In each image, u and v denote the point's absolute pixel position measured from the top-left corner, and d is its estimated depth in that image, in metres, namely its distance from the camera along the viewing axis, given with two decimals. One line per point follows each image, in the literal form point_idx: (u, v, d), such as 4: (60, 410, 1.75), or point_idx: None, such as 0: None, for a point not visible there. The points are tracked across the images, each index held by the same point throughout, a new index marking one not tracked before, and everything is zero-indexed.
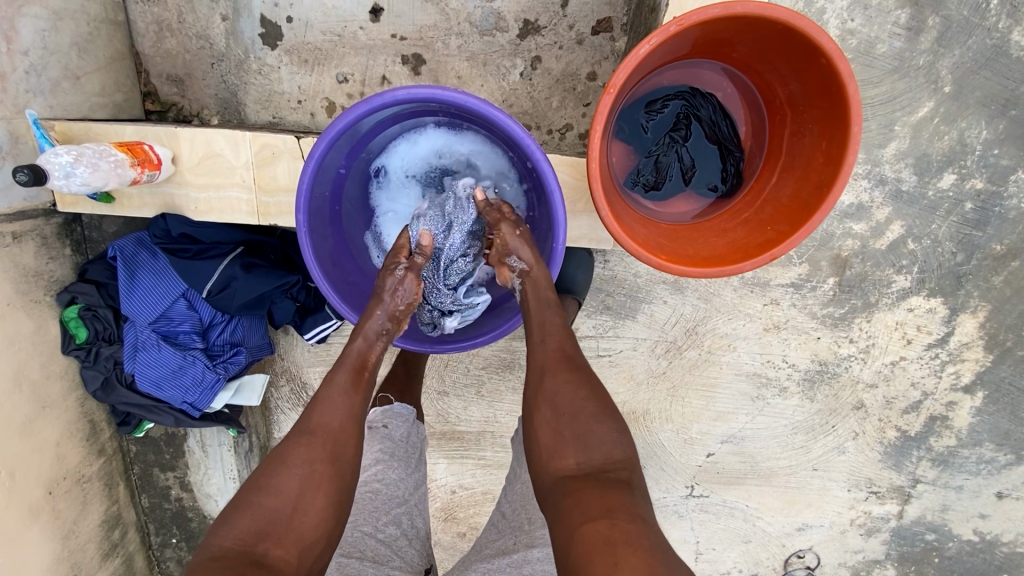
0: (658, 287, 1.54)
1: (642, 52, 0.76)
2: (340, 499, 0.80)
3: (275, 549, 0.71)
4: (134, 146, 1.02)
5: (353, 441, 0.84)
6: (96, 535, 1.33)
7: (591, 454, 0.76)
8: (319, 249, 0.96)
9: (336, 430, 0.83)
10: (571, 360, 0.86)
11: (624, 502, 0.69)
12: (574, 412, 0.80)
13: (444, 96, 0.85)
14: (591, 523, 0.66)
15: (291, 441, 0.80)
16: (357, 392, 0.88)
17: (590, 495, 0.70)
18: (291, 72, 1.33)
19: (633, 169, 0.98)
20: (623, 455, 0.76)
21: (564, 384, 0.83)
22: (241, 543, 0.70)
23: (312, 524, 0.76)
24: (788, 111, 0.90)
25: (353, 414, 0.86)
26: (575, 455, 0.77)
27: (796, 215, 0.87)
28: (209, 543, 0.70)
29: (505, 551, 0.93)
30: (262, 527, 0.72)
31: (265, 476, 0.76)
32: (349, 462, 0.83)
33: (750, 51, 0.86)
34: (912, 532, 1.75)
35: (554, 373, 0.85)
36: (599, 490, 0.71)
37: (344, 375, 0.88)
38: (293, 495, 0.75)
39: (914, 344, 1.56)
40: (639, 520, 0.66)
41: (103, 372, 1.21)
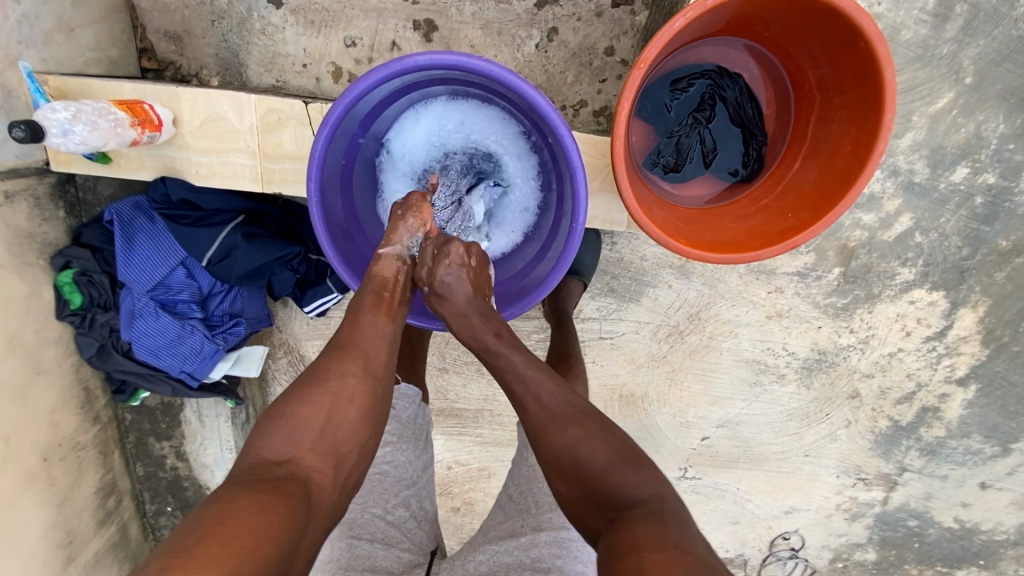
0: (663, 271, 1.53)
1: (676, 26, 0.73)
2: (374, 415, 0.80)
3: (310, 458, 0.72)
4: (133, 105, 0.97)
5: (384, 358, 0.85)
6: (91, 502, 1.32)
7: (619, 502, 0.72)
8: (331, 221, 0.93)
9: (369, 350, 0.84)
10: (560, 411, 0.83)
11: (658, 532, 0.65)
12: (585, 472, 0.77)
13: (468, 63, 0.81)
14: (621, 559, 0.63)
15: (324, 360, 0.82)
16: (383, 315, 0.87)
17: (621, 533, 0.67)
18: (297, 34, 1.27)
19: (653, 149, 0.96)
20: (648, 492, 0.72)
21: (567, 433, 0.80)
22: (277, 453, 0.71)
23: (346, 436, 0.76)
24: (816, 95, 0.88)
25: (383, 337, 0.86)
26: (606, 513, 0.73)
27: (819, 202, 0.85)
28: (251, 450, 0.71)
29: (510, 533, 0.93)
30: (299, 438, 0.73)
31: (299, 393, 0.77)
32: (381, 380, 0.84)
33: (784, 30, 0.83)
34: (896, 517, 1.80)
35: (550, 435, 0.82)
36: (627, 524, 0.68)
37: (369, 296, 0.88)
38: (329, 407, 0.76)
39: (913, 336, 1.57)
40: (671, 549, 0.62)
41: (99, 339, 1.18)
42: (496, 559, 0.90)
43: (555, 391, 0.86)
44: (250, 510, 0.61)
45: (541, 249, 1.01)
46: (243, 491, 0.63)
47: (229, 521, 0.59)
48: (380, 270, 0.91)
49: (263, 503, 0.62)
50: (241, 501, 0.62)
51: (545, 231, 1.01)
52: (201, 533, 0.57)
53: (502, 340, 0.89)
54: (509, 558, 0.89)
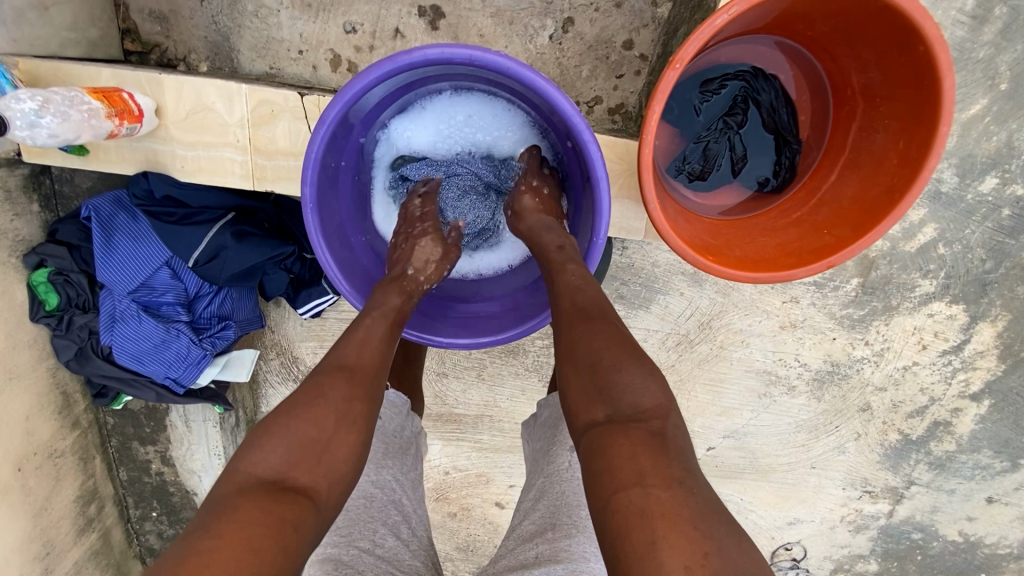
0: (675, 278, 1.46)
1: (718, 23, 0.65)
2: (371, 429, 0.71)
3: (305, 478, 0.62)
4: (110, 93, 0.89)
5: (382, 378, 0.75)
6: (71, 511, 1.25)
7: (618, 404, 0.64)
8: (328, 226, 0.86)
9: (366, 361, 0.74)
10: (591, 308, 0.74)
11: (660, 462, 0.58)
12: (596, 359, 0.68)
13: (482, 59, 0.73)
14: (622, 492, 0.57)
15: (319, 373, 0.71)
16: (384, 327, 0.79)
17: (619, 453, 0.59)
18: (293, 18, 1.18)
19: (678, 155, 0.89)
20: (653, 403, 0.63)
21: (584, 333, 0.72)
22: (269, 472, 0.62)
23: (344, 454, 0.66)
24: (859, 102, 0.81)
25: (380, 348, 0.77)
26: (599, 407, 0.65)
27: (858, 218, 0.79)
28: (239, 465, 0.62)
29: (524, 563, 0.88)
30: (294, 455, 0.63)
31: (289, 404, 0.67)
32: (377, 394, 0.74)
33: (830, 31, 0.76)
34: (900, 530, 1.76)
35: (572, 328, 0.73)
36: (629, 445, 0.60)
37: (377, 320, 0.79)
38: (333, 428, 0.66)
39: (930, 349, 1.52)
40: (677, 486, 0.56)
41: (78, 342, 1.10)
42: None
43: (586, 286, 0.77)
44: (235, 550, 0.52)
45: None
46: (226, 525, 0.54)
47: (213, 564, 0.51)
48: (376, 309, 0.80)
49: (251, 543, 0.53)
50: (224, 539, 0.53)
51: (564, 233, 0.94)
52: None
53: (563, 252, 0.82)
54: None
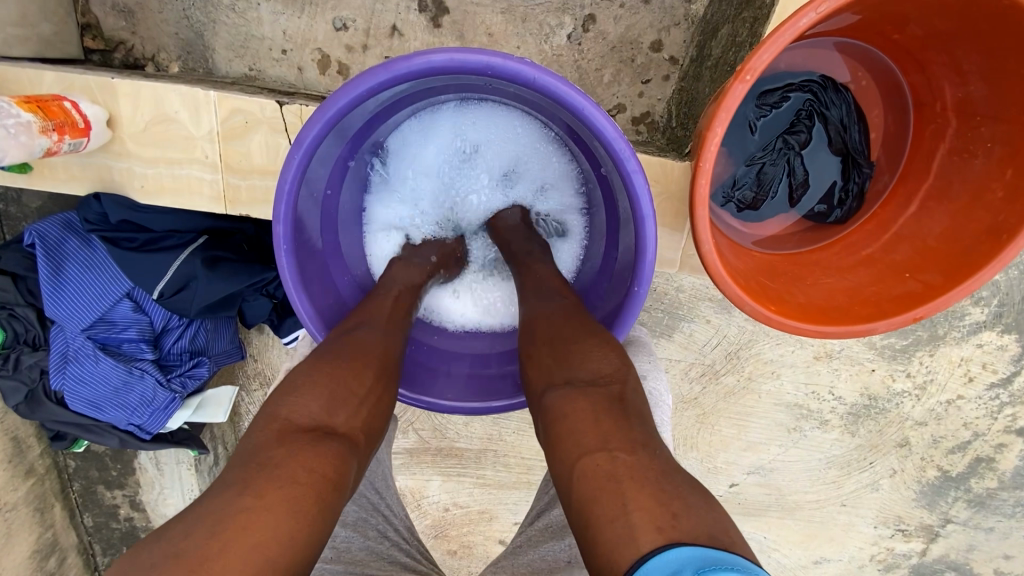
0: (701, 304, 1.32)
1: (801, 24, 0.51)
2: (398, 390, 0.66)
3: (341, 427, 0.57)
4: (46, 103, 0.74)
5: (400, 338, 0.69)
6: (25, 568, 1.11)
7: (577, 373, 0.59)
8: (308, 269, 0.71)
9: (391, 325, 0.69)
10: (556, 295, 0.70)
11: (628, 425, 0.52)
12: (560, 336, 0.64)
13: (502, 67, 0.58)
14: (582, 457, 0.51)
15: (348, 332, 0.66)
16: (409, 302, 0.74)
17: (584, 417, 0.54)
18: (275, 12, 1.04)
19: (727, 180, 0.75)
20: (615, 368, 0.59)
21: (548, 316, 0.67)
22: (309, 419, 0.55)
23: (376, 412, 0.61)
24: (951, 120, 0.67)
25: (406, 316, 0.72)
26: (564, 379, 0.60)
27: (950, 260, 0.65)
28: (271, 409, 0.56)
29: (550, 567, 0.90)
30: (331, 403, 0.57)
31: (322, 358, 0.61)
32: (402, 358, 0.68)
33: (924, 33, 0.62)
34: (933, 569, 1.64)
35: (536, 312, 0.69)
36: (599, 409, 0.54)
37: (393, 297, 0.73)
38: (369, 385, 0.61)
39: (976, 382, 1.39)
40: (642, 449, 0.50)
41: (28, 382, 0.97)
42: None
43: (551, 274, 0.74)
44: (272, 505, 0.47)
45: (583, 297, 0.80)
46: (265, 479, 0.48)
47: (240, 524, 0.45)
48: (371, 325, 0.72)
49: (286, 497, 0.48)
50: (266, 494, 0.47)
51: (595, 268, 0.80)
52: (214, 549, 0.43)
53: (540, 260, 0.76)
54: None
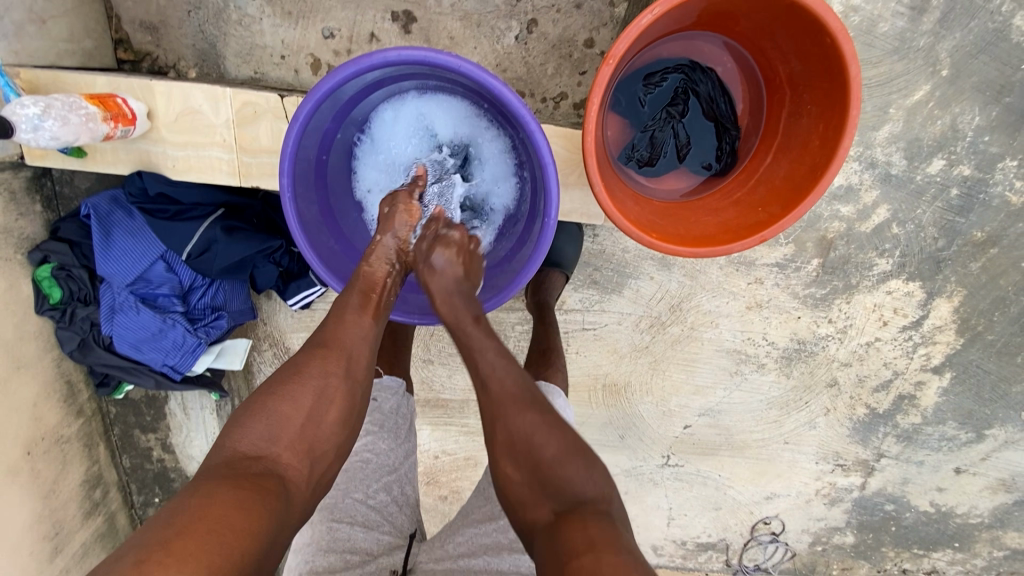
0: (645, 263, 1.54)
1: (643, 22, 0.74)
2: (352, 414, 0.83)
3: (287, 456, 0.74)
4: (105, 99, 0.97)
5: (365, 361, 0.86)
6: (77, 494, 1.33)
7: (563, 495, 0.73)
8: (303, 214, 0.92)
9: (351, 352, 0.85)
10: (525, 397, 0.78)
11: (607, 536, 0.67)
12: (538, 460, 0.74)
13: (439, 60, 0.80)
14: (576, 561, 0.64)
15: (306, 355, 0.83)
16: (369, 315, 0.88)
17: (574, 530, 0.68)
18: (274, 25, 1.26)
19: (627, 144, 0.97)
20: (596, 491, 0.73)
21: (528, 426, 0.76)
22: (253, 448, 0.73)
23: (324, 437, 0.79)
24: (786, 90, 0.89)
25: (367, 338, 0.87)
26: (550, 503, 0.73)
27: (788, 197, 0.86)
28: (225, 443, 0.73)
29: (491, 516, 0.96)
30: (277, 432, 0.75)
31: (278, 386, 0.79)
32: (360, 382, 0.85)
33: (753, 25, 0.84)
34: (873, 502, 1.76)
35: (508, 418, 0.76)
36: (581, 522, 0.69)
37: (357, 297, 0.88)
38: (308, 406, 0.78)
39: (890, 325, 1.55)
40: (624, 552, 0.65)
41: (80, 333, 1.18)
42: (475, 541, 0.95)
43: (518, 375, 0.80)
44: (227, 507, 0.62)
45: (501, 261, 1.01)
46: (218, 488, 0.65)
47: (212, 515, 0.61)
48: (369, 270, 0.91)
49: (240, 502, 0.64)
50: (215, 501, 0.63)
51: (517, 231, 1.00)
52: (181, 535, 0.58)
53: (480, 325, 0.82)
54: (488, 539, 0.94)
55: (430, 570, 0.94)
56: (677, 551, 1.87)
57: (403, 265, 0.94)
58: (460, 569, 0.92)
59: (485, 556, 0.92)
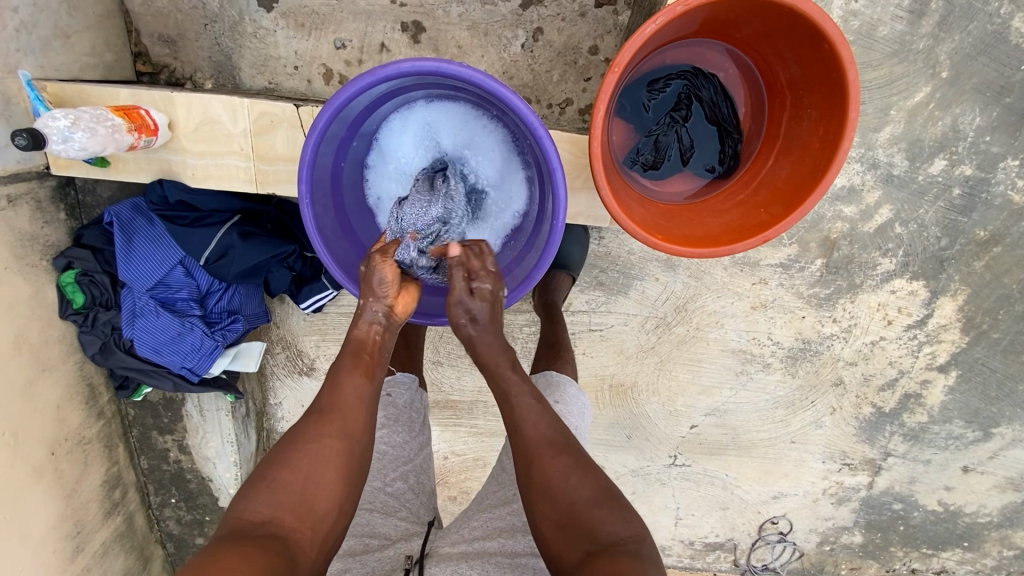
0: (651, 264, 1.56)
1: (647, 32, 0.77)
2: (351, 473, 0.84)
3: (289, 519, 0.77)
4: (130, 111, 1.01)
5: (364, 419, 0.87)
6: (97, 494, 1.36)
7: (596, 538, 0.78)
8: (320, 221, 0.96)
9: (348, 411, 0.86)
10: (558, 441, 0.86)
11: (636, 571, 0.71)
12: (573, 501, 0.81)
13: (449, 70, 0.83)
14: None
15: (305, 420, 0.85)
16: (361, 375, 0.88)
17: (603, 565, 0.73)
18: (288, 37, 1.30)
19: (632, 148, 1.00)
20: (628, 533, 0.78)
21: (559, 469, 0.84)
22: (258, 515, 0.76)
23: (325, 499, 0.80)
24: (787, 95, 0.91)
25: (361, 396, 0.87)
26: (582, 543, 0.78)
27: (790, 198, 0.89)
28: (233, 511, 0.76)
29: (506, 501, 0.99)
30: (279, 498, 0.78)
31: (279, 454, 0.82)
32: (360, 440, 0.86)
33: (755, 33, 0.87)
34: (881, 501, 1.76)
35: (543, 461, 0.84)
36: (611, 559, 0.73)
37: (348, 357, 0.89)
38: (305, 470, 0.80)
39: (895, 325, 1.56)
40: None
41: (102, 337, 1.22)
42: (490, 525, 0.98)
43: (552, 421, 0.89)
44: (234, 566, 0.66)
45: (512, 262, 1.04)
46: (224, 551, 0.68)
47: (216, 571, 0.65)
48: (357, 332, 0.90)
49: (246, 563, 0.67)
50: (222, 562, 0.67)
51: (527, 232, 1.02)
52: None
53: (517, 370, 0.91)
54: (501, 523, 0.97)
55: (448, 553, 0.95)
56: (685, 551, 1.88)
57: (390, 322, 0.91)
58: (476, 551, 0.94)
59: (500, 538, 0.95)
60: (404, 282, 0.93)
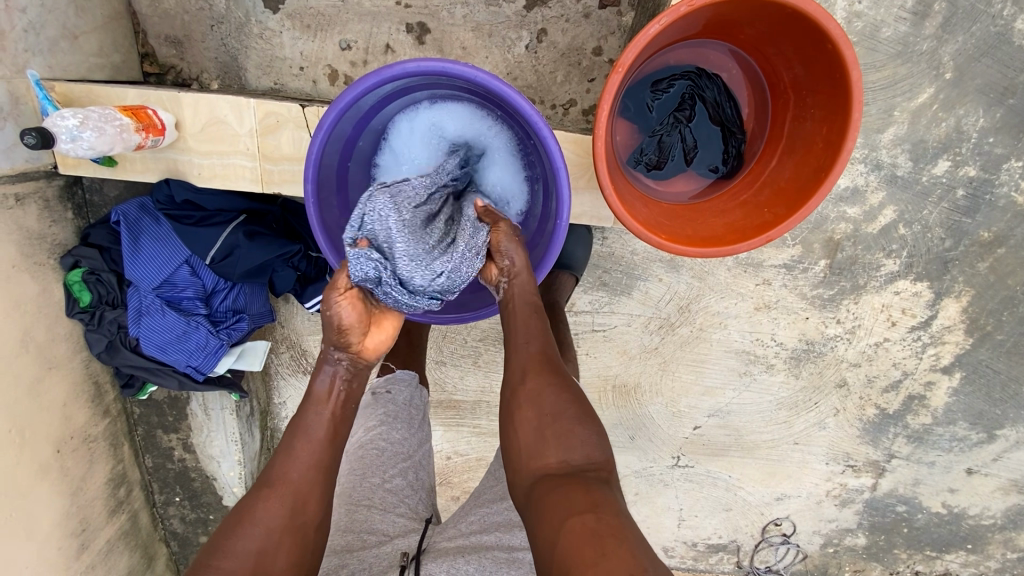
0: (654, 265, 1.56)
1: (651, 32, 0.77)
2: (305, 555, 0.77)
3: None
4: (137, 111, 1.02)
5: (319, 491, 0.80)
6: (102, 492, 1.37)
7: (571, 456, 0.77)
8: (326, 221, 0.96)
9: (301, 484, 0.79)
10: (557, 364, 0.86)
11: (607, 502, 0.71)
12: (558, 412, 0.80)
13: (455, 70, 0.84)
14: (577, 514, 0.68)
15: (252, 497, 0.78)
16: (321, 436, 0.82)
17: (577, 490, 0.72)
18: (294, 38, 1.31)
19: (636, 148, 1.00)
20: (603, 458, 0.78)
21: (548, 385, 0.83)
22: None
23: None
24: (791, 95, 0.92)
25: (318, 465, 0.81)
26: (556, 455, 0.78)
27: (793, 198, 0.89)
28: None
29: (503, 496, 1.00)
30: None
31: (222, 540, 0.74)
32: (314, 516, 0.79)
33: (759, 34, 0.87)
34: (884, 503, 1.76)
35: (539, 374, 0.84)
36: (585, 486, 0.73)
37: (309, 416, 0.82)
38: (251, 558, 0.73)
39: (899, 326, 1.56)
40: (621, 517, 0.69)
41: (108, 336, 1.23)
42: (487, 519, 0.98)
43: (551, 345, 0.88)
44: None
45: None
46: None
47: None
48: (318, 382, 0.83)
49: None
50: None
51: (532, 230, 1.03)
52: None
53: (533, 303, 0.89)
54: (500, 517, 0.97)
55: (445, 548, 0.96)
56: (688, 552, 1.88)
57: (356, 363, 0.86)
58: (472, 545, 0.94)
59: (497, 532, 0.95)
60: (370, 319, 0.85)
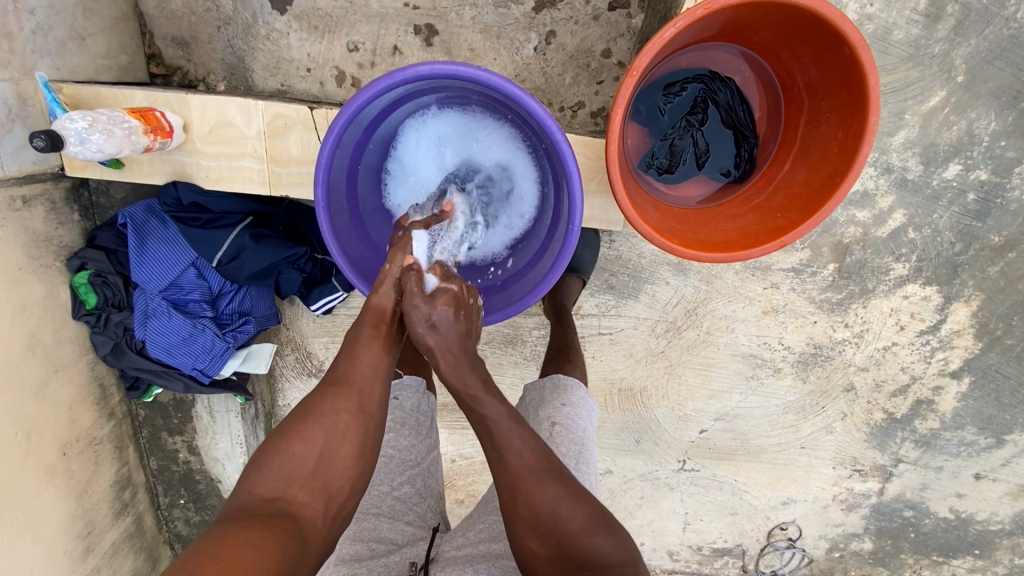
0: (661, 268, 1.56)
1: (666, 36, 0.77)
2: (365, 452, 0.83)
3: (300, 495, 0.76)
4: (146, 113, 1.02)
5: (378, 393, 0.87)
6: (108, 494, 1.37)
7: (591, 562, 0.75)
8: (337, 226, 0.96)
9: (363, 383, 0.86)
10: (543, 467, 0.83)
11: None
12: (561, 528, 0.79)
13: (467, 73, 0.83)
14: None
15: (317, 394, 0.84)
16: (378, 347, 0.89)
17: None
18: (301, 39, 1.30)
19: (647, 151, 0.99)
20: (621, 555, 0.77)
21: (544, 497, 0.81)
22: (269, 490, 0.75)
23: (337, 476, 0.80)
24: (805, 100, 0.91)
25: (377, 371, 0.88)
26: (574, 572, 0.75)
27: (807, 204, 0.88)
28: (241, 486, 0.75)
29: None
30: (290, 474, 0.77)
31: (291, 426, 0.81)
32: (373, 418, 0.85)
33: (774, 37, 0.87)
34: (891, 508, 1.75)
35: (529, 491, 0.81)
36: None
37: (367, 328, 0.89)
38: (318, 445, 0.79)
39: (907, 330, 1.55)
40: None
41: (114, 338, 1.22)
42: (497, 527, 0.96)
43: (533, 444, 0.86)
44: (245, 545, 0.65)
45: (527, 265, 1.03)
46: (239, 528, 0.67)
47: (233, 545, 0.64)
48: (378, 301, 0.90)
49: (259, 541, 0.66)
50: (237, 537, 0.66)
51: (543, 233, 1.02)
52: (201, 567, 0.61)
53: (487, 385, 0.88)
54: None
55: (453, 556, 0.94)
56: (693, 556, 1.87)
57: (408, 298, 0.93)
58: (483, 554, 0.93)
59: (507, 540, 0.93)
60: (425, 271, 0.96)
